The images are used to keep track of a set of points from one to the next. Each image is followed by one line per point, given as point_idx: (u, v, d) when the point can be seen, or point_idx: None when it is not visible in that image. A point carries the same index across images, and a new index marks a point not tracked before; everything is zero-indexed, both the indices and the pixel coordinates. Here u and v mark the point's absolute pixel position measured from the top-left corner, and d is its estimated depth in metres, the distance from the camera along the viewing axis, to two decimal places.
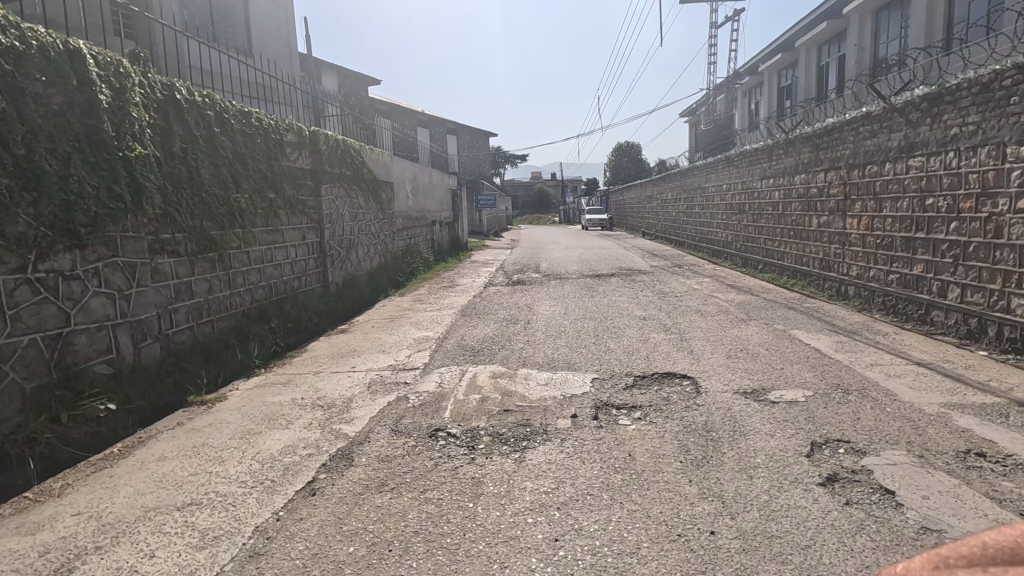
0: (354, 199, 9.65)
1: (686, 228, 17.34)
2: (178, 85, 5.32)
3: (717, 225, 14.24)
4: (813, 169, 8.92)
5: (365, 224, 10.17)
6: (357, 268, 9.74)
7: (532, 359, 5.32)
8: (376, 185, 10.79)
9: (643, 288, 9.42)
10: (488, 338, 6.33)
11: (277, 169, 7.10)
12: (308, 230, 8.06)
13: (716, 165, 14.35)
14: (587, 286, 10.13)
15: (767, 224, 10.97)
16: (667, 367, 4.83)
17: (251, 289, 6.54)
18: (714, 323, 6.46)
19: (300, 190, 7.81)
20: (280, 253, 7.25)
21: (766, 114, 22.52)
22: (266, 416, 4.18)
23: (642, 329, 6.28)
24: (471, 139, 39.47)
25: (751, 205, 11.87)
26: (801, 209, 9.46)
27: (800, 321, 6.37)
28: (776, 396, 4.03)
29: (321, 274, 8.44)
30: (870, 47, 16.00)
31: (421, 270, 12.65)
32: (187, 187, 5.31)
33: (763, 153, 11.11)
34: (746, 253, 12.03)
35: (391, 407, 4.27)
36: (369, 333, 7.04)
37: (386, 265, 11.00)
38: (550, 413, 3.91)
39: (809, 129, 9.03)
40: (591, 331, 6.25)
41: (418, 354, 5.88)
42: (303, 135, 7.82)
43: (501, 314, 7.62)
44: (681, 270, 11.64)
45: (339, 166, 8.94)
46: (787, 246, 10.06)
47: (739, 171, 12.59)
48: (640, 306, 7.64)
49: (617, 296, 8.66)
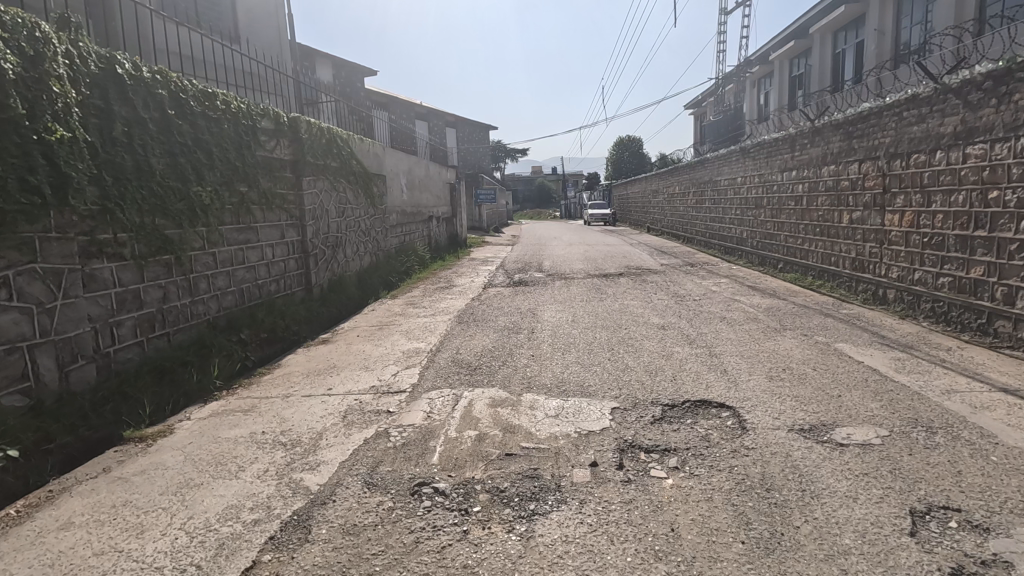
0: (341, 193, 8.84)
1: (696, 224, 16.55)
2: (120, 58, 4.52)
3: (730, 221, 13.43)
4: (845, 160, 8.10)
5: (354, 221, 9.38)
6: (345, 268, 8.95)
7: (538, 381, 4.54)
8: (367, 179, 9.98)
9: (656, 290, 8.65)
10: (487, 351, 5.56)
11: (250, 159, 6.31)
12: (288, 227, 7.27)
13: (729, 157, 13.53)
14: (595, 287, 9.34)
15: (788, 220, 10.17)
16: (700, 394, 4.06)
17: (219, 296, 5.75)
18: (744, 333, 5.69)
19: (277, 183, 7.01)
20: (255, 253, 6.47)
21: (778, 104, 21.63)
22: (213, 460, 3.41)
23: (662, 341, 5.51)
24: (470, 132, 38.56)
25: (770, 199, 11.06)
26: (829, 204, 8.65)
27: (843, 332, 5.60)
28: (843, 436, 3.25)
29: (305, 276, 7.67)
30: (892, 32, 15.08)
31: (416, 269, 11.87)
32: (134, 178, 4.52)
33: (784, 143, 10.26)
34: (764, 251, 11.24)
35: (367, 447, 3.49)
36: (353, 343, 6.25)
37: (378, 265, 10.21)
38: (563, 461, 3.14)
39: (841, 115, 8.20)
40: (604, 344, 5.48)
41: (406, 371, 5.11)
42: (281, 122, 7.00)
43: (500, 322, 6.83)
44: (694, 270, 10.86)
45: (324, 157, 8.14)
46: (812, 244, 9.27)
47: (756, 162, 11.76)
48: (656, 312, 6.87)
49: (629, 300, 7.89)
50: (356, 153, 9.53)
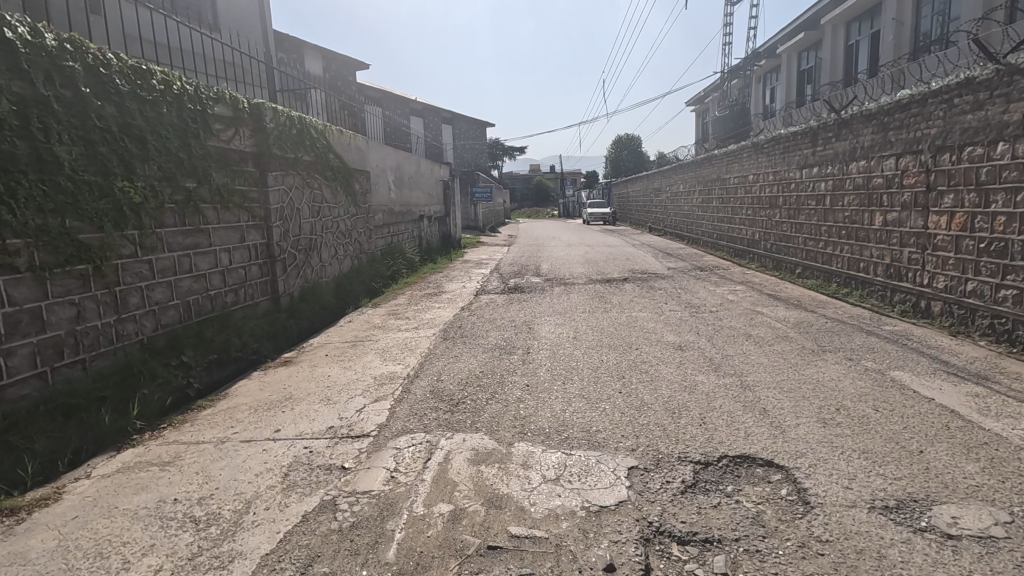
0: (316, 191, 7.95)
1: (702, 225, 15.70)
2: (12, 21, 3.66)
3: (741, 222, 12.55)
4: (880, 156, 7.23)
5: (332, 222, 8.50)
6: (320, 274, 8.05)
7: (533, 423, 3.65)
8: (348, 176, 9.10)
9: (667, 299, 7.78)
10: (473, 378, 4.67)
11: (200, 150, 5.42)
12: (249, 229, 6.38)
13: (740, 153, 12.66)
14: (598, 295, 8.46)
15: (808, 221, 9.33)
16: (740, 448, 3.17)
17: (156, 311, 4.86)
18: (776, 356, 4.82)
19: (236, 178, 6.11)
20: (205, 259, 5.58)
21: (785, 99, 20.77)
22: (93, 549, 2.52)
23: (681, 367, 4.63)
24: (466, 129, 37.62)
25: (786, 198, 10.20)
26: (858, 204, 7.80)
27: (895, 355, 4.73)
28: (949, 523, 2.38)
29: (270, 284, 6.79)
30: (911, 22, 14.20)
31: (404, 273, 11.00)
32: (32, 170, 3.66)
33: (805, 137, 9.38)
34: (779, 254, 10.40)
35: (305, 528, 2.62)
36: (318, 366, 5.35)
37: (359, 270, 9.34)
38: (566, 560, 2.27)
39: (874, 105, 7.33)
40: (612, 371, 4.60)
41: (373, 406, 4.21)
42: (240, 108, 6.11)
43: (491, 339, 5.92)
44: (705, 275, 9.99)
45: (296, 151, 7.25)
46: (836, 248, 8.43)
47: (771, 159, 10.89)
48: (670, 328, 5.99)
49: (637, 311, 7.03)
50: (335, 146, 8.64)
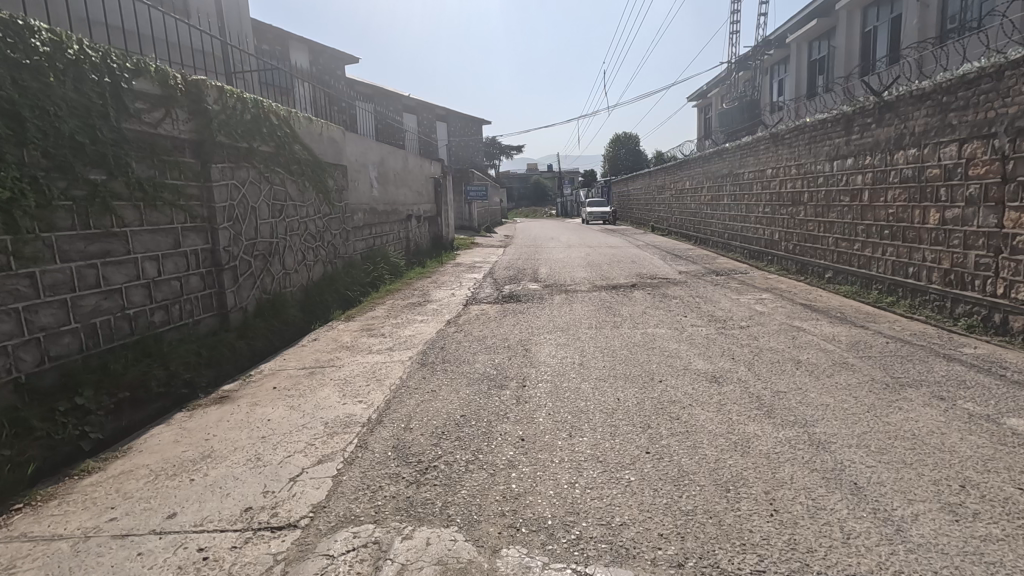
0: (277, 187, 6.85)
1: (711, 224, 14.68)
2: None
3: (757, 221, 11.52)
4: (938, 143, 6.16)
5: (299, 223, 7.41)
6: (283, 284, 6.94)
7: (529, 509, 2.57)
8: (319, 171, 8.04)
9: (685, 311, 6.71)
10: (452, 427, 3.58)
11: (111, 133, 4.32)
12: (187, 233, 5.27)
13: (755, 145, 11.58)
14: (604, 304, 7.39)
15: (841, 219, 8.27)
16: (844, 565, 2.08)
17: (42, 340, 3.75)
18: (842, 393, 3.74)
19: (167, 170, 5.01)
20: (121, 270, 4.47)
21: (794, 92, 19.78)
22: None
23: (723, 410, 3.56)
24: (461, 126, 36.53)
25: (813, 194, 9.14)
26: (906, 198, 6.73)
27: (997, 392, 3.65)
28: None
29: (217, 297, 5.67)
30: (937, 4, 13.17)
31: (386, 279, 9.90)
32: None
33: (835, 125, 8.33)
34: (806, 257, 9.33)
35: None
36: (259, 404, 4.26)
37: (334, 277, 8.24)
38: None
39: (929, 83, 6.27)
40: (633, 418, 3.52)
41: (314, 473, 3.11)
42: (172, 84, 5.01)
43: (478, 365, 4.84)
44: (722, 280, 8.94)
45: (249, 139, 6.15)
46: (875, 250, 7.40)
47: (793, 151, 9.83)
48: (696, 350, 4.93)
49: (653, 327, 5.96)
50: (303, 136, 7.56)
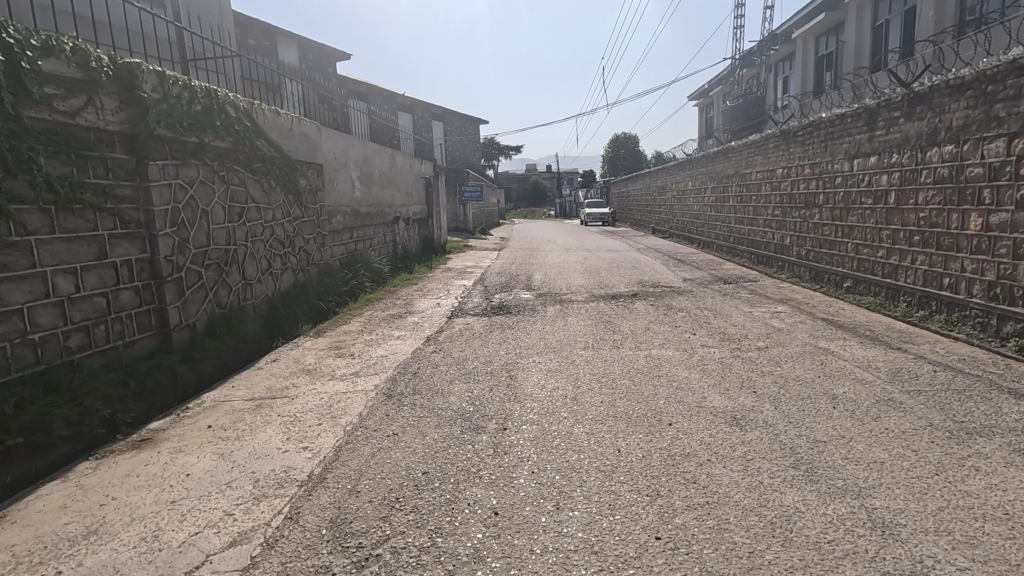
0: (235, 187, 6.10)
1: (716, 227, 13.95)
2: None
3: (766, 223, 10.78)
4: (981, 138, 5.43)
5: (262, 228, 6.66)
6: (243, 296, 6.19)
7: None
8: (289, 170, 7.30)
9: (694, 327, 5.97)
10: (409, 491, 2.84)
11: (7, 123, 3.58)
12: (117, 240, 4.54)
13: (764, 143, 10.84)
14: (603, 319, 6.65)
15: (862, 223, 7.53)
16: None
17: None
18: (897, 445, 3.00)
19: (89, 167, 4.27)
20: (21, 287, 3.74)
21: (800, 89, 19.08)
22: None
23: (751, 471, 2.81)
24: (458, 126, 35.81)
25: (830, 195, 8.41)
26: (942, 200, 5.99)
27: None
28: None
29: (157, 314, 4.92)
30: None
31: (368, 287, 9.16)
32: None
33: (856, 121, 7.60)
34: (822, 263, 8.59)
35: None
36: (183, 451, 3.50)
37: (305, 286, 7.49)
38: None
39: (970, 70, 5.55)
40: (637, 482, 2.77)
41: (220, 563, 2.37)
42: (94, 67, 4.27)
43: (453, 399, 4.09)
44: (731, 289, 8.22)
45: (199, 133, 5.41)
46: (903, 258, 6.67)
47: (807, 149, 9.10)
48: (710, 380, 4.19)
49: (658, 347, 5.23)
50: (268, 131, 6.82)
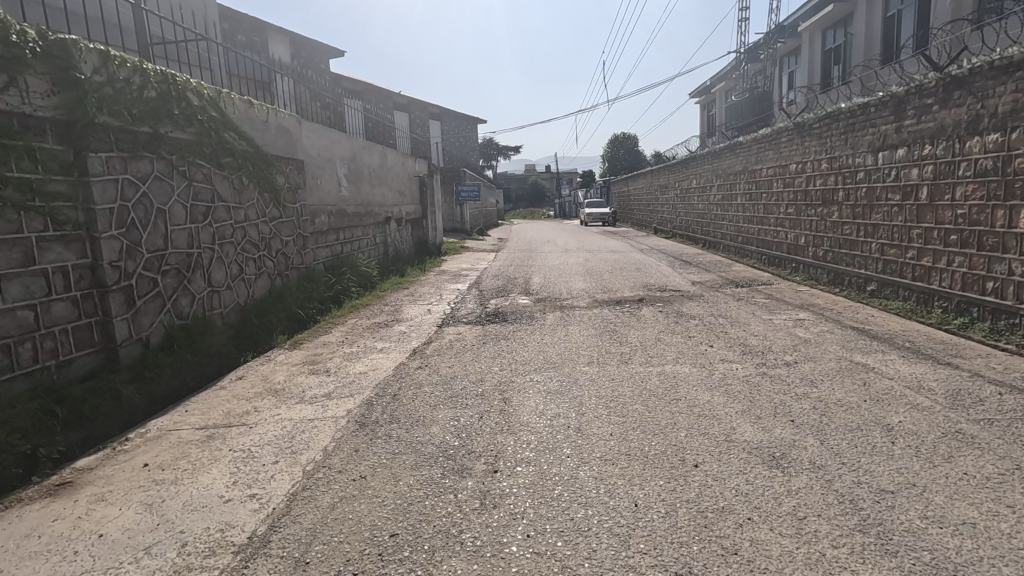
0: (198, 184, 5.49)
1: (722, 226, 13.35)
2: None
3: (779, 222, 10.17)
4: None
5: (232, 229, 6.04)
6: (208, 305, 5.57)
7: None
8: (264, 166, 6.69)
9: (710, 339, 5.34)
10: (372, 563, 2.23)
11: None
12: (49, 244, 3.92)
13: (776, 138, 10.24)
14: (608, 328, 6.03)
15: (889, 221, 6.92)
16: None
17: None
18: (987, 499, 2.38)
19: (11, 159, 3.65)
20: None
21: (807, 83, 18.47)
22: None
23: (808, 538, 2.19)
24: (456, 125, 35.18)
25: (850, 191, 7.80)
26: (986, 194, 5.38)
27: None
28: None
29: (100, 328, 4.30)
30: None
31: (354, 293, 8.54)
32: None
33: (882, 111, 6.99)
34: (842, 264, 7.98)
35: None
36: (105, 501, 2.88)
37: (283, 293, 6.87)
38: None
39: (1019, 48, 4.94)
40: (662, 553, 2.16)
41: None
42: (16, 42, 3.66)
43: (435, 430, 3.47)
44: (744, 294, 7.61)
45: (152, 122, 4.80)
46: (938, 259, 6.06)
47: (824, 142, 8.50)
48: (736, 405, 3.57)
49: (671, 362, 4.61)
50: (238, 123, 6.20)
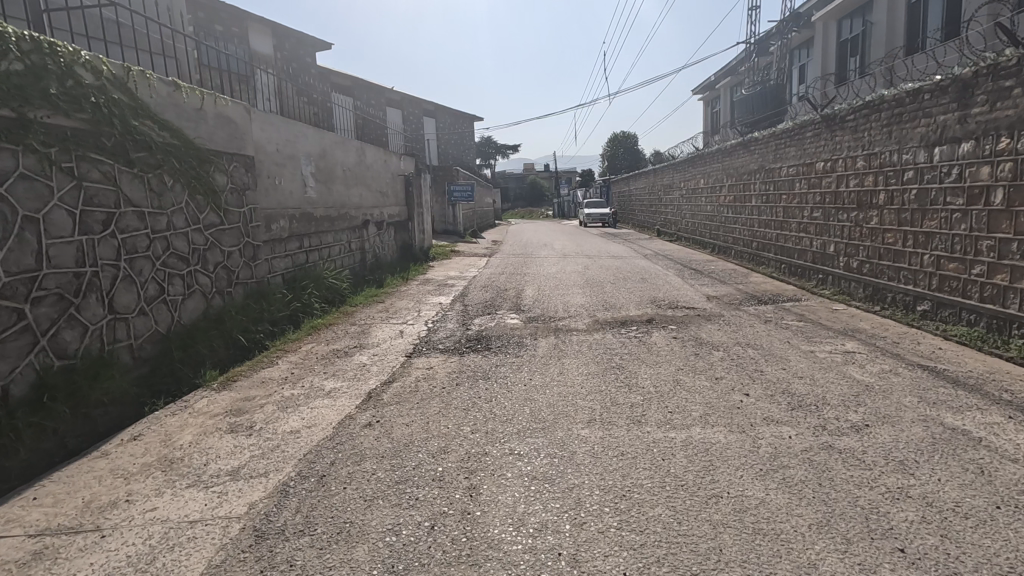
0: (91, 183, 4.31)
1: (735, 230, 12.20)
2: None
3: (803, 227, 9.01)
4: None
5: (148, 240, 4.89)
6: (109, 337, 4.40)
7: None
8: (195, 162, 5.53)
9: (744, 382, 4.18)
10: None
11: None
12: None
13: (799, 132, 9.09)
14: (612, 362, 4.86)
15: (949, 226, 5.75)
16: None
17: None
18: None
19: None
20: None
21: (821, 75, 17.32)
22: None
23: None
24: (451, 123, 33.97)
25: (895, 193, 6.66)
26: None
27: None
28: None
29: None
30: None
31: (318, 310, 7.38)
32: None
33: (940, 97, 5.86)
34: (885, 277, 6.82)
35: None
36: None
37: (221, 315, 5.71)
38: None
39: None
40: None
41: None
42: None
43: (360, 555, 2.32)
44: (773, 315, 6.46)
45: (11, 101, 3.63)
46: (1018, 277, 4.92)
47: (860, 137, 7.36)
48: (808, 514, 2.41)
49: (698, 424, 3.45)
50: (158, 109, 5.04)
